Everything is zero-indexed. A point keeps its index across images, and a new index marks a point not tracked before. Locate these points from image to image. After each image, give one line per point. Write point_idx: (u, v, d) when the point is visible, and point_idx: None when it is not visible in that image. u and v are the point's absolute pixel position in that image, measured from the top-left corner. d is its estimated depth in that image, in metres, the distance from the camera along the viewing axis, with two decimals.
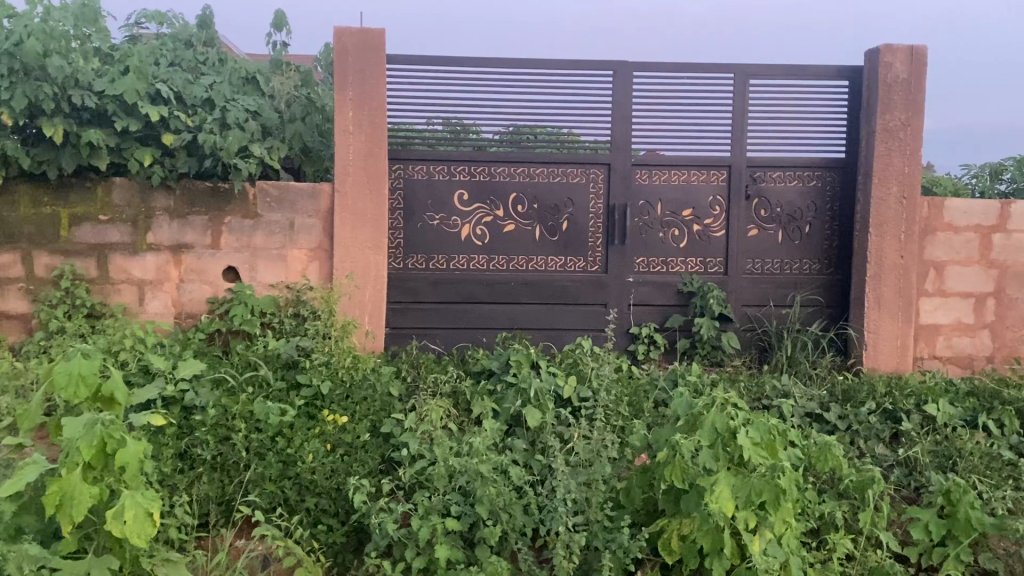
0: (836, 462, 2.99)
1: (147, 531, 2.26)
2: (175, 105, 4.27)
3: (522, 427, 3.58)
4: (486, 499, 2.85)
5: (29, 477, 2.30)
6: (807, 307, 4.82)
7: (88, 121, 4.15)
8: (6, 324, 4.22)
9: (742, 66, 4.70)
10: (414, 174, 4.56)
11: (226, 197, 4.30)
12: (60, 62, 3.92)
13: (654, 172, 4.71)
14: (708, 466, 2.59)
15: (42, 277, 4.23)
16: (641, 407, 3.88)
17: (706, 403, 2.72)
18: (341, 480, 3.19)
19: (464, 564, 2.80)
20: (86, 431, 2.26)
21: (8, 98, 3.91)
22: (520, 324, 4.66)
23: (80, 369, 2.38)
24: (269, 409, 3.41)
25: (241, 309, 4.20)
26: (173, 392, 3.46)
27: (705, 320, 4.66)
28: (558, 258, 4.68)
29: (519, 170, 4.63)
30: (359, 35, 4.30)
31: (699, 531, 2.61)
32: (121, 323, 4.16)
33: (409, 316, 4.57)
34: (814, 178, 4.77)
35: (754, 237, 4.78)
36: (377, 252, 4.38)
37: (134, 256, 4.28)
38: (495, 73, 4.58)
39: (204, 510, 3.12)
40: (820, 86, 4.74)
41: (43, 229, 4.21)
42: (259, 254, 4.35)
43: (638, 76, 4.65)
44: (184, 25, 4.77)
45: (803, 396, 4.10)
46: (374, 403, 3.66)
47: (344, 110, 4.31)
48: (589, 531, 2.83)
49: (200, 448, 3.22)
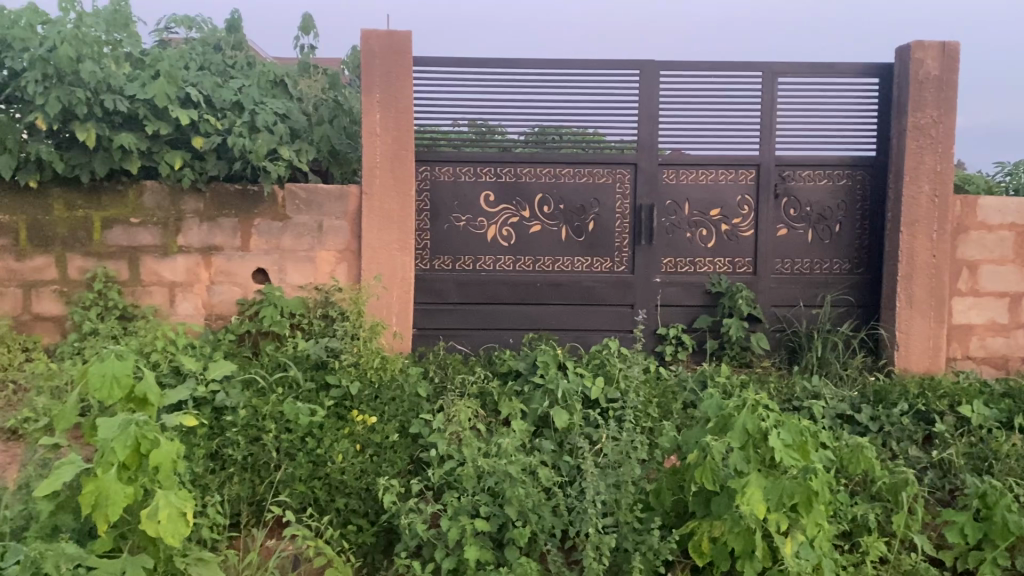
0: (868, 464, 2.97)
1: (180, 531, 2.29)
2: (205, 109, 4.31)
3: (550, 427, 3.57)
4: (516, 500, 2.85)
5: (66, 477, 2.33)
6: (838, 307, 4.77)
7: (119, 125, 4.21)
8: (41, 326, 4.28)
9: (771, 65, 4.67)
10: (440, 176, 4.58)
11: (256, 199, 4.33)
12: (93, 67, 3.98)
13: (681, 171, 4.68)
14: (739, 468, 2.58)
15: (75, 279, 4.29)
16: (670, 407, 3.86)
17: (737, 405, 2.69)
18: (371, 481, 3.21)
19: (493, 565, 2.81)
20: (121, 431, 2.29)
21: (43, 103, 3.97)
22: (546, 325, 4.65)
23: (113, 370, 2.41)
24: (299, 409, 3.44)
25: (271, 310, 4.23)
26: (204, 393, 3.49)
27: (734, 321, 4.61)
28: (585, 259, 4.67)
29: (545, 171, 4.63)
30: (386, 37, 4.31)
31: (729, 533, 2.59)
32: (152, 325, 4.20)
33: (436, 316, 4.58)
34: (844, 177, 4.72)
35: (783, 237, 4.74)
36: (404, 253, 4.39)
37: (165, 258, 4.32)
38: (520, 74, 4.58)
39: (236, 511, 3.15)
40: (850, 84, 4.69)
41: (76, 232, 4.27)
42: (288, 256, 4.38)
43: (663, 75, 4.63)
44: (213, 30, 4.81)
45: (833, 397, 4.06)
46: (402, 404, 3.67)
47: (371, 112, 4.33)
48: (619, 533, 2.82)
49: (230, 449, 3.25)
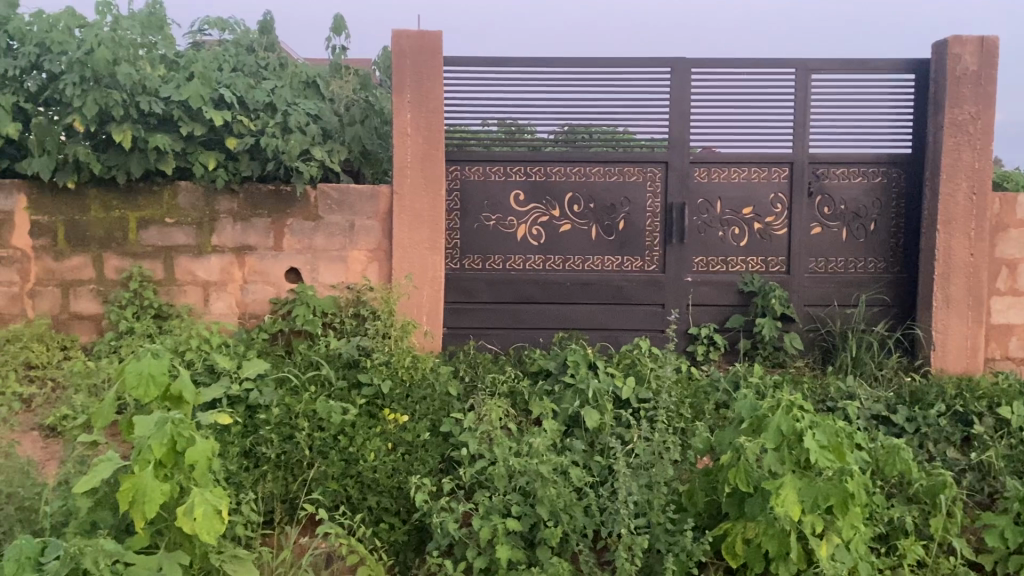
0: (905, 466, 2.93)
1: (216, 528, 2.31)
2: (239, 109, 4.35)
3: (580, 427, 3.56)
4: (547, 500, 2.85)
5: (104, 475, 2.36)
6: (872, 306, 4.71)
7: (155, 126, 4.27)
8: (78, 325, 4.34)
9: (804, 61, 4.61)
10: (470, 175, 4.58)
11: (288, 199, 4.36)
12: (129, 70, 4.05)
13: (713, 169, 4.64)
14: (773, 470, 2.55)
15: (112, 279, 4.35)
16: (703, 408, 3.83)
17: (771, 405, 2.66)
18: (403, 479, 3.23)
19: (525, 565, 2.80)
20: (157, 430, 2.32)
21: (80, 105, 4.04)
22: (576, 325, 4.64)
23: (150, 368, 2.44)
24: (331, 408, 3.46)
25: (304, 309, 4.26)
26: (238, 392, 3.52)
27: (767, 320, 4.55)
28: (616, 259, 4.65)
29: (575, 170, 4.61)
30: (417, 36, 4.32)
31: (763, 535, 2.56)
32: (187, 324, 4.25)
33: (466, 316, 4.60)
34: (879, 174, 4.66)
35: (817, 236, 4.68)
36: (434, 253, 4.40)
37: (200, 258, 4.37)
38: (549, 73, 4.57)
39: (270, 508, 3.18)
40: (885, 81, 4.63)
41: (112, 232, 4.33)
42: (320, 255, 4.41)
43: (695, 73, 4.59)
44: (246, 31, 4.86)
45: (869, 398, 4.01)
46: (433, 403, 3.68)
47: (402, 113, 4.35)
48: (651, 533, 2.81)
49: (264, 447, 3.28)
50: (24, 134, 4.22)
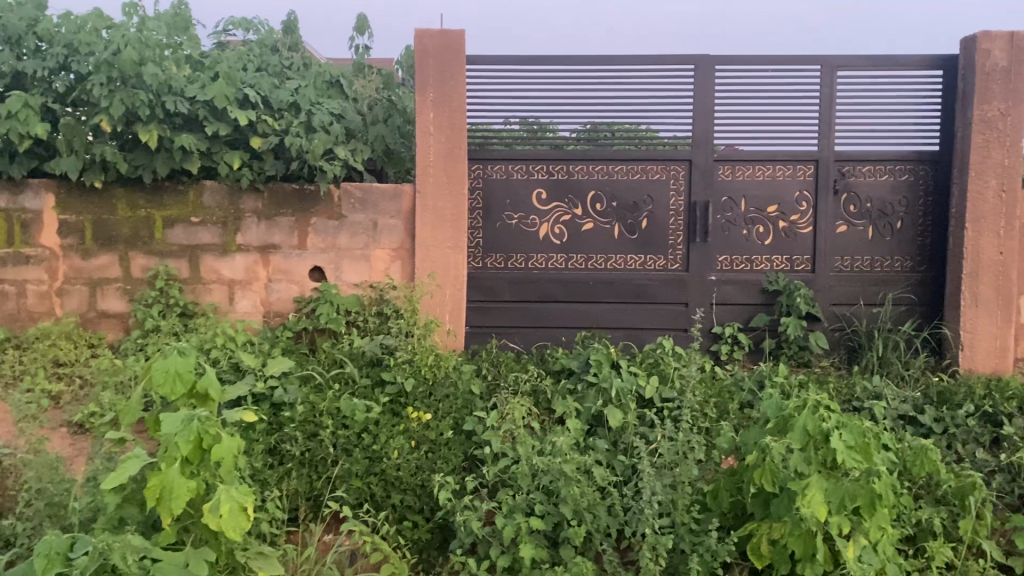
0: (933, 467, 2.90)
1: (242, 525, 2.32)
2: (263, 109, 4.38)
3: (603, 427, 3.55)
4: (571, 499, 2.84)
5: (131, 471, 2.38)
6: (898, 306, 4.66)
7: (180, 126, 4.30)
8: (105, 323, 4.39)
9: (829, 58, 4.57)
10: (493, 174, 4.58)
11: (312, 198, 4.39)
12: (155, 70, 4.09)
13: (737, 168, 4.61)
14: (799, 470, 2.52)
15: (138, 277, 4.39)
16: (727, 408, 3.81)
17: (797, 405, 2.64)
18: (426, 477, 3.24)
19: (549, 564, 2.80)
20: (183, 427, 2.34)
21: (107, 105, 4.08)
22: (599, 324, 4.63)
23: (176, 366, 2.46)
24: (355, 405, 3.48)
25: (328, 308, 4.28)
26: (263, 389, 3.54)
27: (792, 320, 4.51)
28: (638, 257, 4.63)
29: (598, 168, 4.60)
30: (440, 35, 4.33)
31: (789, 536, 2.53)
32: (212, 322, 4.28)
33: (489, 315, 4.60)
34: (906, 172, 4.61)
35: (842, 234, 4.64)
36: (457, 251, 4.40)
37: (225, 256, 4.40)
38: (571, 71, 4.56)
39: (294, 505, 3.21)
40: (912, 77, 4.58)
41: (138, 231, 4.37)
42: (344, 254, 4.43)
43: (718, 70, 4.57)
44: (270, 31, 4.89)
45: (895, 398, 3.96)
46: (456, 401, 3.69)
47: (425, 111, 4.35)
48: (675, 533, 2.79)
49: (289, 445, 3.30)
50: (52, 134, 4.26)
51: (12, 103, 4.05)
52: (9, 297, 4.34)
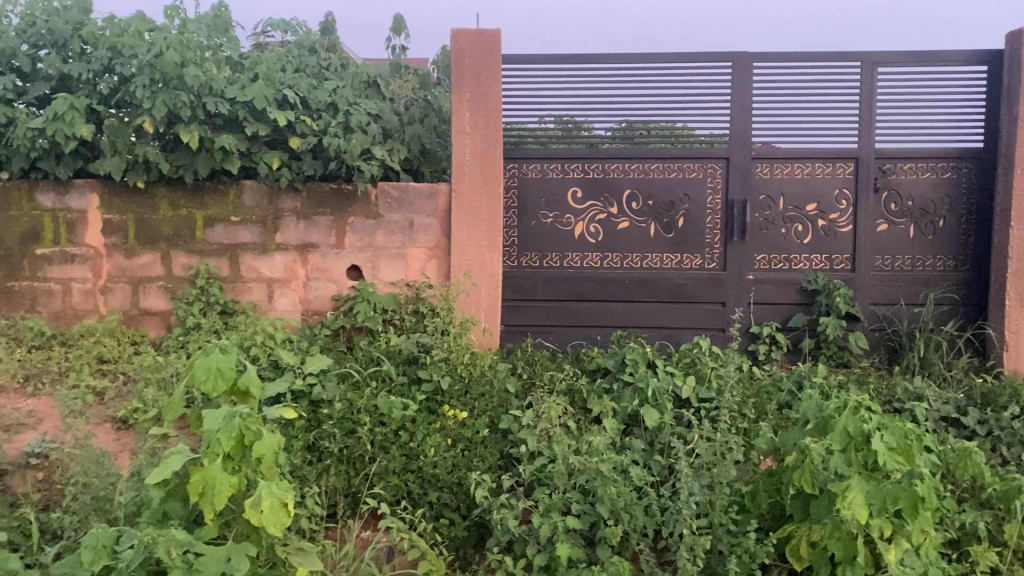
0: (977, 470, 2.84)
1: (282, 521, 2.34)
2: (301, 110, 4.44)
3: (640, 427, 3.54)
4: (608, 499, 2.84)
5: (174, 467, 2.41)
6: (940, 306, 4.59)
7: (221, 126, 4.37)
8: (148, 320, 4.47)
9: (870, 54, 4.51)
10: (528, 174, 4.59)
11: (349, 198, 4.43)
12: (196, 72, 4.15)
13: (775, 166, 4.57)
14: (839, 472, 2.50)
15: (180, 276, 4.46)
16: (765, 408, 3.78)
17: (837, 406, 2.61)
18: (462, 475, 3.25)
19: (585, 563, 2.80)
20: (225, 423, 2.37)
21: (150, 106, 4.16)
22: (635, 323, 4.61)
23: (218, 364, 2.49)
24: (391, 404, 3.51)
25: (365, 306, 4.31)
26: (302, 386, 3.59)
27: (831, 320, 4.45)
28: (675, 256, 4.60)
29: (634, 167, 4.58)
30: (475, 35, 4.34)
31: (829, 538, 2.50)
32: (252, 320, 4.34)
33: (524, 313, 4.61)
34: (949, 169, 4.53)
35: (883, 232, 4.58)
36: (492, 250, 4.41)
37: (264, 255, 4.46)
38: (606, 69, 4.54)
39: (333, 502, 3.23)
40: (954, 74, 4.50)
41: (180, 230, 4.44)
42: (380, 253, 4.46)
43: (756, 66, 4.52)
44: (308, 32, 4.93)
45: (938, 399, 3.90)
46: (491, 399, 3.71)
47: (460, 111, 4.37)
48: (713, 534, 2.77)
49: (327, 441, 3.34)
50: (96, 135, 4.34)
51: (58, 105, 4.13)
52: (55, 295, 4.43)
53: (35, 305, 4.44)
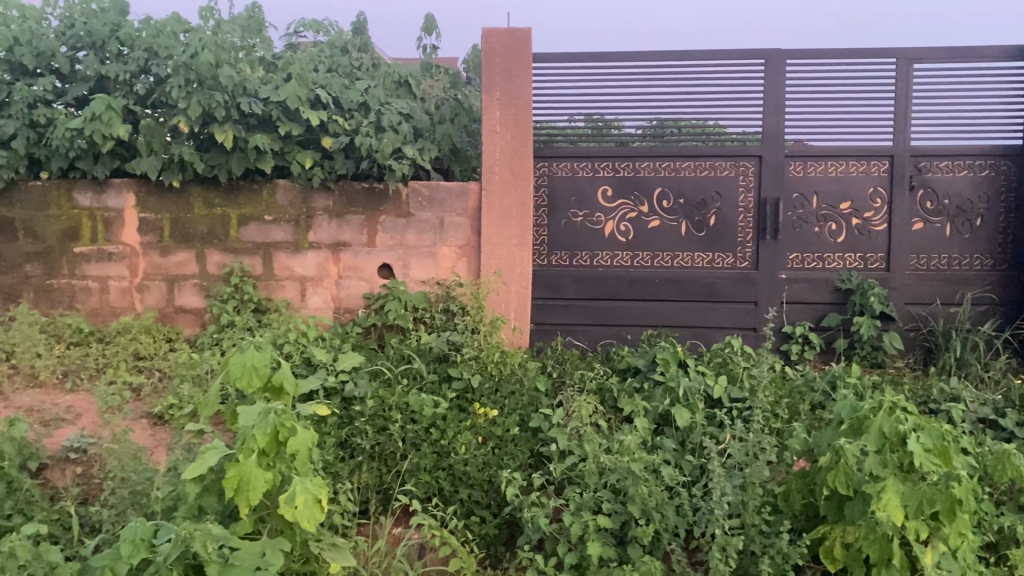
0: (1017, 472, 2.80)
1: (316, 517, 2.36)
2: (334, 109, 4.47)
3: (671, 426, 3.52)
4: (638, 499, 2.83)
5: (210, 462, 2.44)
6: (978, 306, 4.52)
7: (255, 126, 4.42)
8: (182, 317, 4.53)
9: (905, 51, 4.45)
10: (559, 172, 4.59)
11: (381, 197, 4.45)
12: (230, 72, 4.20)
13: (808, 164, 4.53)
14: (874, 473, 2.46)
15: (214, 274, 4.52)
16: (798, 408, 3.75)
17: (873, 406, 2.58)
18: (493, 473, 3.26)
19: (616, 562, 2.80)
20: (261, 419, 2.40)
21: (186, 106, 4.22)
22: (665, 322, 4.59)
23: (253, 361, 2.52)
24: (423, 401, 3.52)
25: (396, 304, 4.34)
26: (334, 383, 3.62)
27: (865, 320, 4.40)
28: (706, 255, 4.57)
29: (665, 165, 4.56)
30: (507, 34, 4.35)
31: (865, 539, 2.47)
32: (285, 317, 4.38)
33: (554, 312, 4.61)
34: (986, 167, 4.46)
35: (918, 231, 4.52)
36: (523, 248, 4.42)
37: (297, 254, 4.50)
38: (637, 66, 4.52)
39: (365, 498, 3.27)
40: (992, 70, 4.44)
41: (214, 229, 4.50)
42: (411, 252, 4.48)
43: (789, 64, 4.48)
44: (340, 33, 4.97)
45: (975, 400, 3.83)
46: (522, 398, 3.72)
47: (491, 110, 4.38)
48: (745, 535, 2.75)
49: (359, 439, 3.37)
50: (133, 135, 4.40)
51: (96, 105, 4.20)
52: (92, 292, 4.51)
53: (74, 302, 4.52)
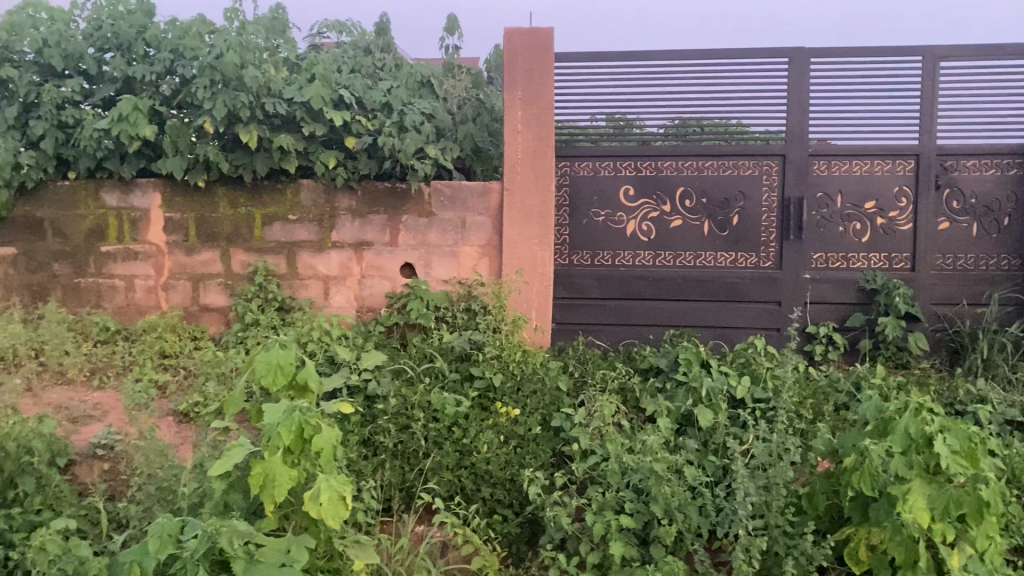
0: None
1: (340, 514, 2.38)
2: (357, 109, 4.50)
3: (694, 427, 3.51)
4: (661, 499, 2.82)
5: (235, 459, 2.47)
6: (1005, 306, 4.47)
7: (278, 126, 4.45)
8: (207, 316, 4.58)
9: (931, 49, 4.41)
10: (580, 172, 4.59)
11: (403, 196, 4.47)
12: (255, 72, 4.24)
13: (832, 163, 4.50)
14: (900, 474, 2.44)
15: (239, 273, 4.56)
16: (822, 409, 3.72)
17: (899, 407, 2.56)
18: (516, 472, 3.27)
19: (638, 563, 2.79)
20: (286, 417, 2.42)
21: (211, 107, 4.25)
22: (687, 322, 4.58)
23: (278, 359, 2.54)
24: (445, 400, 3.53)
25: (418, 304, 4.35)
26: (357, 382, 3.65)
27: (890, 320, 4.36)
28: (729, 255, 4.56)
29: (687, 165, 4.55)
30: (529, 35, 4.35)
31: (890, 541, 2.47)
32: (308, 316, 4.41)
33: (576, 311, 4.61)
34: (1013, 166, 4.42)
35: (944, 231, 4.48)
36: (544, 248, 4.43)
37: (320, 253, 4.53)
38: (659, 65, 4.51)
39: (388, 496, 3.27)
40: (1019, 67, 4.39)
41: (239, 228, 4.53)
42: (433, 252, 4.50)
43: (814, 62, 4.46)
44: (362, 33, 4.99)
45: (1002, 402, 3.79)
46: (543, 397, 3.72)
47: (513, 110, 4.38)
48: (769, 536, 2.74)
49: (382, 437, 3.38)
50: (159, 136, 4.45)
51: (123, 106, 4.25)
52: (119, 291, 4.57)
53: (100, 301, 4.58)
